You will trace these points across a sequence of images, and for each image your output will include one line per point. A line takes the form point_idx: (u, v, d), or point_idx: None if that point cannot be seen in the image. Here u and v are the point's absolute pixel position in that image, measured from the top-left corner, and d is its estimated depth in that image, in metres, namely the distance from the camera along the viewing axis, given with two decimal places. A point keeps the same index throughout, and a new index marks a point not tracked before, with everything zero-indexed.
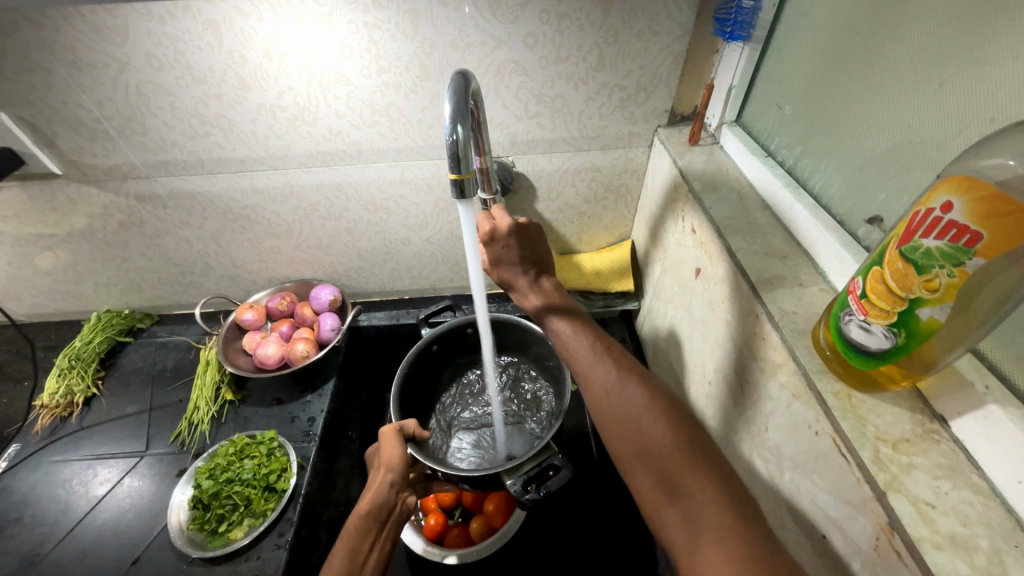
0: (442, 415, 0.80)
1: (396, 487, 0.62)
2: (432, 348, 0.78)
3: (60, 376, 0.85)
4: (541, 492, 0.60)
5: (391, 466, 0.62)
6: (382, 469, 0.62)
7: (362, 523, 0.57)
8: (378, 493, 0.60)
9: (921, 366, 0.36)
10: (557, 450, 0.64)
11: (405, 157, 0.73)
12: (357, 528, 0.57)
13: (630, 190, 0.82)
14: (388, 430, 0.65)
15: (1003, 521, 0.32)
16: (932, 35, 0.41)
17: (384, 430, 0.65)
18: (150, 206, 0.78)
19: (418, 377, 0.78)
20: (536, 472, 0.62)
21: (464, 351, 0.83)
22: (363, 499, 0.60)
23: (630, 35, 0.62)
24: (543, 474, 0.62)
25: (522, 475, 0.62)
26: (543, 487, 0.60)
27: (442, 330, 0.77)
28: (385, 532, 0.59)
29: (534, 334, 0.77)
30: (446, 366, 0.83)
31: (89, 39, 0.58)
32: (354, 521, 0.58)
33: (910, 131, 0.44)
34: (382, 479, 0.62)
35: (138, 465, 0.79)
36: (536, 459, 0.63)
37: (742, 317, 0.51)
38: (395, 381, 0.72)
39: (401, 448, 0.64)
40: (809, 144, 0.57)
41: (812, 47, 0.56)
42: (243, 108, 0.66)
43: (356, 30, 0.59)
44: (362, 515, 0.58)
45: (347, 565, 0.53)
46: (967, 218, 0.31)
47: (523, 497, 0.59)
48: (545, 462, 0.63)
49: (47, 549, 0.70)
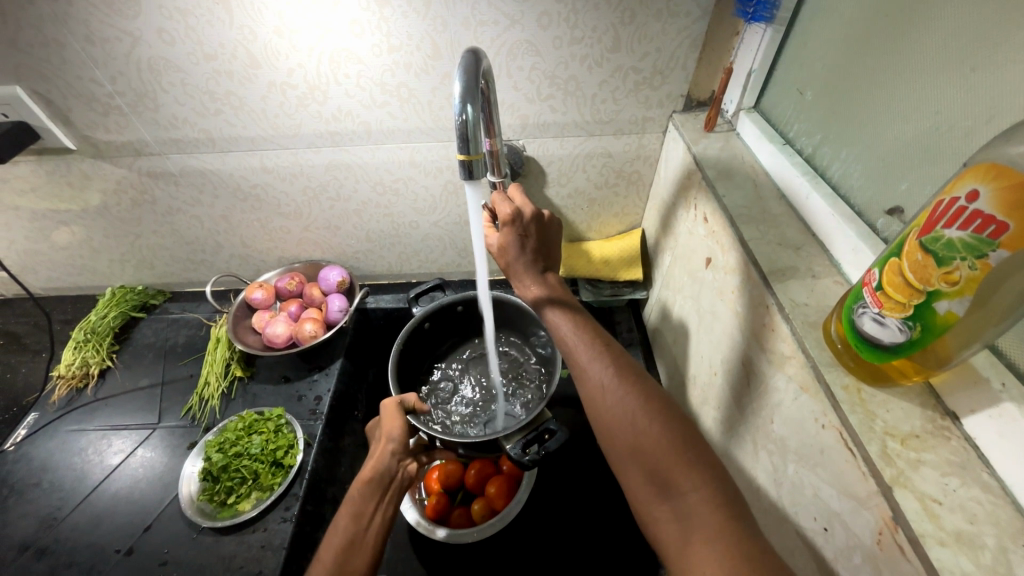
0: (434, 390, 0.81)
1: (399, 456, 0.62)
2: (425, 326, 0.78)
3: (76, 349, 0.87)
4: (539, 453, 0.60)
5: (391, 435, 0.63)
6: (383, 438, 0.63)
7: (364, 489, 0.58)
8: (380, 460, 0.61)
9: (936, 361, 0.35)
10: (552, 416, 0.65)
11: (415, 139, 0.73)
12: (360, 494, 0.58)
13: (642, 178, 0.81)
14: (389, 402, 0.66)
15: (1010, 519, 0.32)
16: (966, 17, 0.39)
17: (385, 402, 0.65)
18: (162, 183, 0.79)
19: (411, 353, 0.79)
20: (533, 436, 0.63)
21: (455, 327, 0.84)
22: (366, 467, 0.61)
23: (647, 16, 0.60)
24: (539, 438, 0.63)
25: (519, 439, 0.62)
26: (541, 448, 0.61)
27: (434, 307, 0.77)
28: (388, 498, 0.60)
29: (528, 314, 0.77)
30: (437, 343, 0.83)
31: (100, 12, 0.58)
32: (357, 487, 0.59)
33: (937, 118, 0.42)
34: (383, 448, 0.62)
35: (151, 437, 0.81)
36: (532, 425, 0.64)
37: (752, 308, 0.50)
38: (390, 358, 0.72)
39: (401, 419, 0.65)
40: (829, 132, 0.56)
41: (837, 30, 0.54)
42: (253, 86, 0.66)
43: (367, 6, 0.58)
44: (365, 483, 0.59)
45: (351, 527, 0.55)
46: (992, 208, 0.29)
47: (524, 459, 0.59)
48: (541, 426, 0.63)
49: (64, 514, 0.73)
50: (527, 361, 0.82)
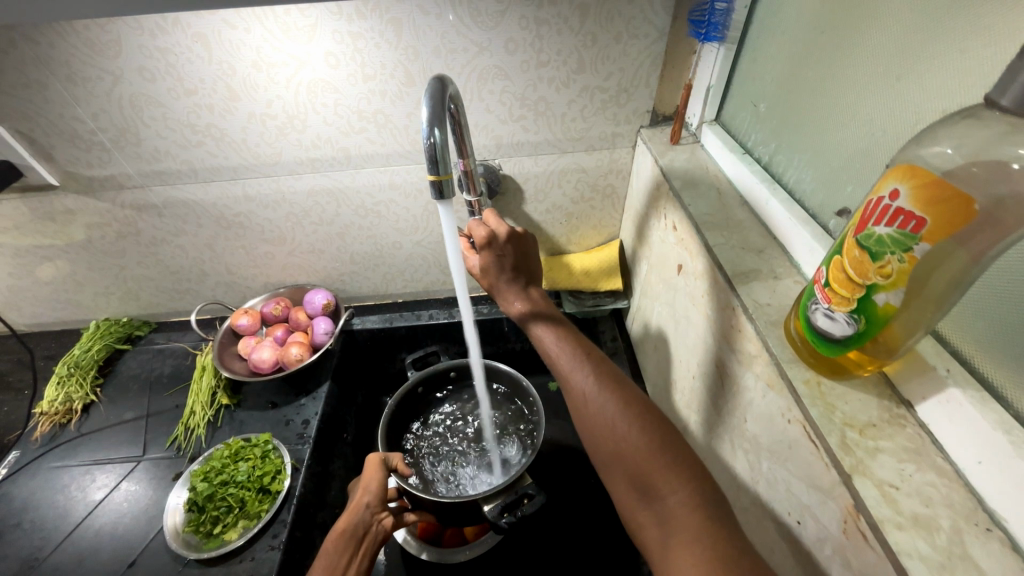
0: (421, 444, 0.80)
1: (373, 509, 0.64)
2: (418, 390, 0.82)
3: (59, 383, 0.87)
4: (516, 517, 0.62)
5: (369, 487, 0.64)
6: (361, 490, 0.65)
7: (339, 541, 0.59)
8: (355, 513, 0.63)
9: (885, 352, 0.37)
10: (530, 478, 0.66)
11: (394, 162, 0.75)
12: (334, 548, 0.59)
13: (616, 191, 0.83)
14: (373, 457, 0.68)
15: (963, 501, 0.33)
16: (890, 32, 0.43)
17: (369, 457, 0.67)
18: (147, 215, 0.80)
19: (405, 415, 0.81)
20: (512, 499, 0.64)
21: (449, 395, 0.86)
22: (340, 519, 0.62)
23: (608, 38, 0.63)
24: (518, 501, 0.64)
25: (498, 501, 0.64)
26: (518, 511, 0.63)
27: (428, 372, 0.81)
28: (361, 552, 0.60)
29: (516, 384, 0.81)
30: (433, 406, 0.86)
31: (83, 54, 0.60)
32: (331, 540, 0.60)
33: (873, 125, 0.45)
34: (359, 502, 0.64)
35: (136, 470, 0.81)
36: (510, 487, 0.65)
37: (720, 311, 0.52)
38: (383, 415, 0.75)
39: (381, 475, 0.66)
40: (783, 140, 0.59)
41: (786, 45, 0.57)
42: (234, 117, 0.68)
43: (340, 39, 0.61)
44: (340, 535, 0.60)
45: None
46: (912, 205, 0.32)
47: (500, 522, 0.62)
48: (520, 489, 0.65)
49: (45, 554, 0.71)
50: (516, 418, 0.81)
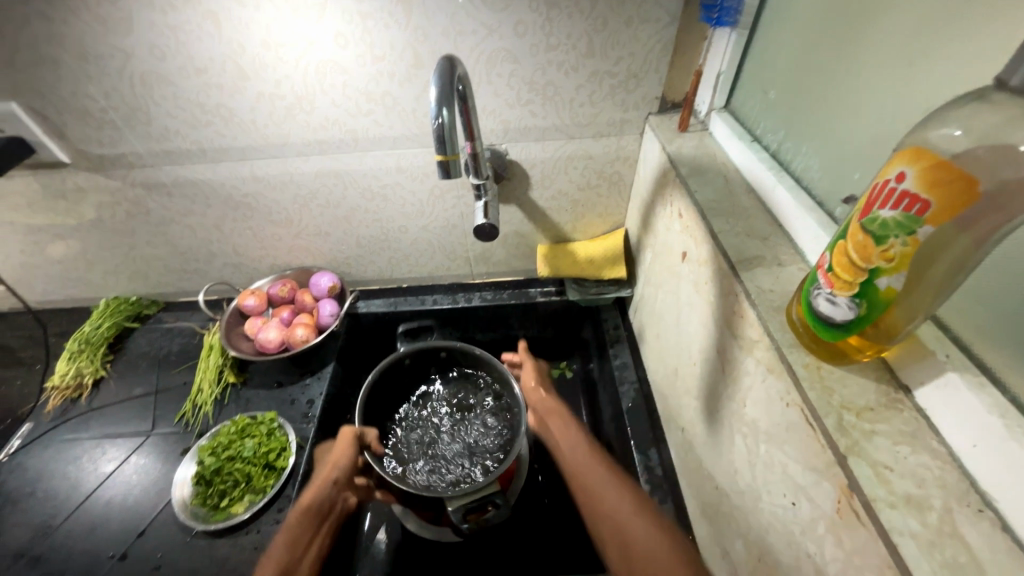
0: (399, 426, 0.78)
1: (339, 486, 0.66)
2: (406, 362, 0.80)
3: (70, 359, 0.89)
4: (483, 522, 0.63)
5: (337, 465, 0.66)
6: (330, 465, 0.67)
7: (303, 516, 0.62)
8: (321, 488, 0.65)
9: (884, 336, 0.37)
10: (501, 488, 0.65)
11: (401, 145, 0.75)
12: (299, 522, 0.62)
13: (622, 178, 0.83)
14: (346, 432, 0.69)
15: (956, 482, 0.34)
16: (903, 17, 0.42)
17: (344, 431, 0.69)
18: (156, 195, 0.81)
19: (387, 393, 0.79)
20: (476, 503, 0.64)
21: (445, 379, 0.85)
22: (307, 494, 0.65)
23: (618, 22, 0.63)
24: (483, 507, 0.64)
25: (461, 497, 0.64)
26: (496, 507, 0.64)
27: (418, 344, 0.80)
28: (324, 529, 0.63)
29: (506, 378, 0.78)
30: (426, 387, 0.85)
31: (95, 31, 0.61)
32: (296, 514, 0.63)
33: (883, 111, 0.45)
34: (326, 477, 0.66)
35: (144, 444, 0.82)
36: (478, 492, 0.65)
37: (722, 297, 0.52)
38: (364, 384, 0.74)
39: (350, 451, 0.68)
40: (792, 128, 0.58)
41: (799, 30, 0.56)
42: (242, 97, 0.68)
43: (349, 19, 0.61)
44: (304, 510, 0.63)
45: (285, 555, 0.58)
46: (917, 187, 0.32)
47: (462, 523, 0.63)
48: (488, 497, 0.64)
49: (57, 522, 0.73)
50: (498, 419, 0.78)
